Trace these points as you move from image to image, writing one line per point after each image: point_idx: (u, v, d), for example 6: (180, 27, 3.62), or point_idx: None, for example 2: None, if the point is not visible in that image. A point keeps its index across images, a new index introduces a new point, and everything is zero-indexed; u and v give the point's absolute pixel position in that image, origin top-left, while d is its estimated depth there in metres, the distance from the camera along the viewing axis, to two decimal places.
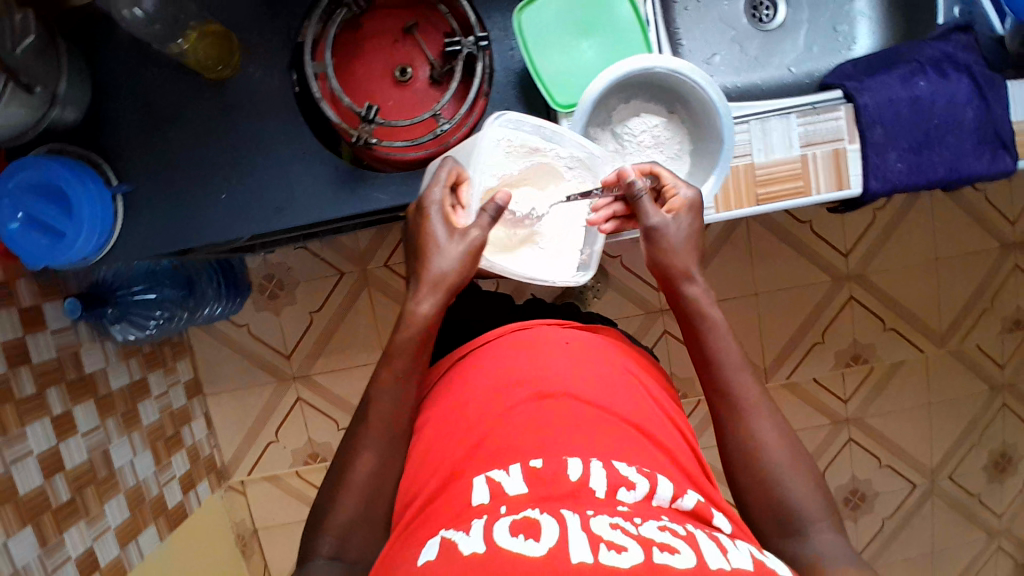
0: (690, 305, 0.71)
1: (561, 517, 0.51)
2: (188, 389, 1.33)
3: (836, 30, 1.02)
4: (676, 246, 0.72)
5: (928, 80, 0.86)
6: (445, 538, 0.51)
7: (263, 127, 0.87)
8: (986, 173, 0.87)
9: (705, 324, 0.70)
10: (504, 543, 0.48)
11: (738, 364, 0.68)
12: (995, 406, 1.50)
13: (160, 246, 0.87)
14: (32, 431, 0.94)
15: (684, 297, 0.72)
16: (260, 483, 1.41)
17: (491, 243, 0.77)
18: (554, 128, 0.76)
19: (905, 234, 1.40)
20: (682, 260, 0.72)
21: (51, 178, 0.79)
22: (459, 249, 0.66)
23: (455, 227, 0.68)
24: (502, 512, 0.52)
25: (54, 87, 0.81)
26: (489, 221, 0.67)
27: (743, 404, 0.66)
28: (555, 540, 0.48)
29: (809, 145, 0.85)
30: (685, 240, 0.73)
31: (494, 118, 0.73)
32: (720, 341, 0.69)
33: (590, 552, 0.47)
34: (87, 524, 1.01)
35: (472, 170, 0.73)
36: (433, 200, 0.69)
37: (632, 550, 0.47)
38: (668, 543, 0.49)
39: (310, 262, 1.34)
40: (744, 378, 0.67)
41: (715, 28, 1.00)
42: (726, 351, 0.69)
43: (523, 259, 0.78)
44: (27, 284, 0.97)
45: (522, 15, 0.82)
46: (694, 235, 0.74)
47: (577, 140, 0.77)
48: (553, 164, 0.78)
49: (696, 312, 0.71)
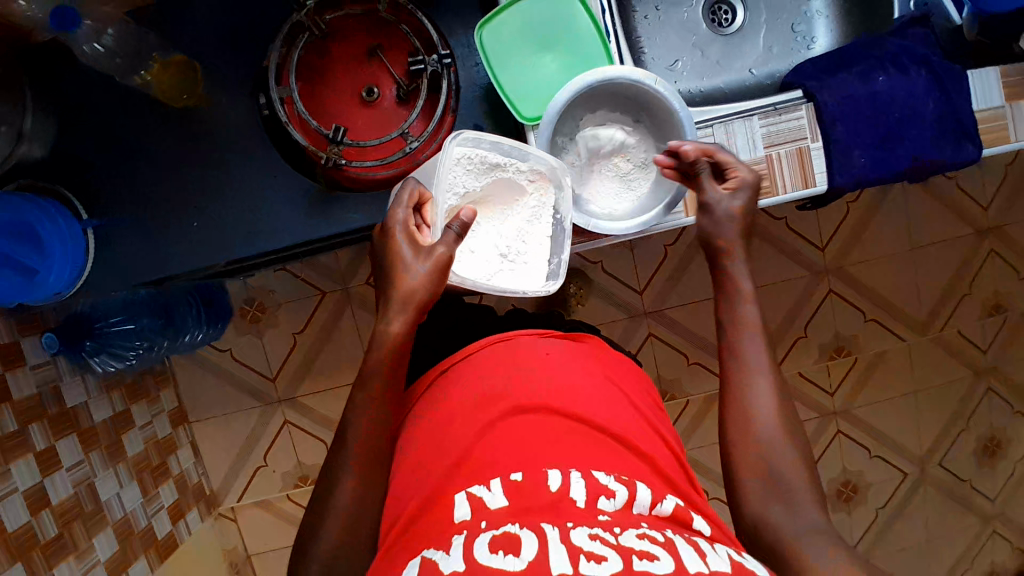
0: (727, 279, 0.71)
1: (541, 531, 0.51)
2: (173, 418, 1.33)
3: (794, 30, 1.04)
4: (723, 218, 0.73)
5: (887, 76, 0.88)
6: (427, 558, 0.51)
7: (231, 155, 0.87)
8: (951, 163, 0.88)
9: (736, 297, 0.70)
10: (485, 560, 0.48)
11: (760, 338, 0.68)
12: (980, 390, 1.52)
13: (133, 278, 0.87)
14: (16, 469, 0.93)
15: (724, 272, 0.72)
16: (251, 508, 1.40)
17: (459, 260, 0.77)
18: (512, 143, 0.78)
19: (879, 225, 1.41)
20: (725, 235, 0.72)
21: (21, 214, 0.80)
22: (426, 267, 0.66)
23: (421, 246, 0.68)
24: (482, 528, 0.52)
25: (20, 123, 0.84)
26: (454, 238, 0.67)
27: (741, 386, 0.66)
28: (535, 554, 0.48)
29: (773, 146, 0.86)
30: (738, 217, 0.73)
31: (451, 138, 0.75)
32: (749, 312, 0.69)
33: (570, 563, 0.47)
34: (77, 560, 1.00)
35: (434, 190, 0.74)
36: (397, 220, 0.69)
37: (612, 560, 0.47)
38: (647, 551, 0.49)
39: (290, 284, 1.34)
40: (759, 356, 0.67)
41: (676, 35, 1.02)
42: (750, 326, 0.69)
43: (492, 272, 0.78)
44: (3, 322, 0.96)
45: (482, 32, 0.83)
46: (750, 213, 0.74)
47: (539, 154, 0.79)
48: (515, 178, 0.79)
49: (731, 285, 0.71)
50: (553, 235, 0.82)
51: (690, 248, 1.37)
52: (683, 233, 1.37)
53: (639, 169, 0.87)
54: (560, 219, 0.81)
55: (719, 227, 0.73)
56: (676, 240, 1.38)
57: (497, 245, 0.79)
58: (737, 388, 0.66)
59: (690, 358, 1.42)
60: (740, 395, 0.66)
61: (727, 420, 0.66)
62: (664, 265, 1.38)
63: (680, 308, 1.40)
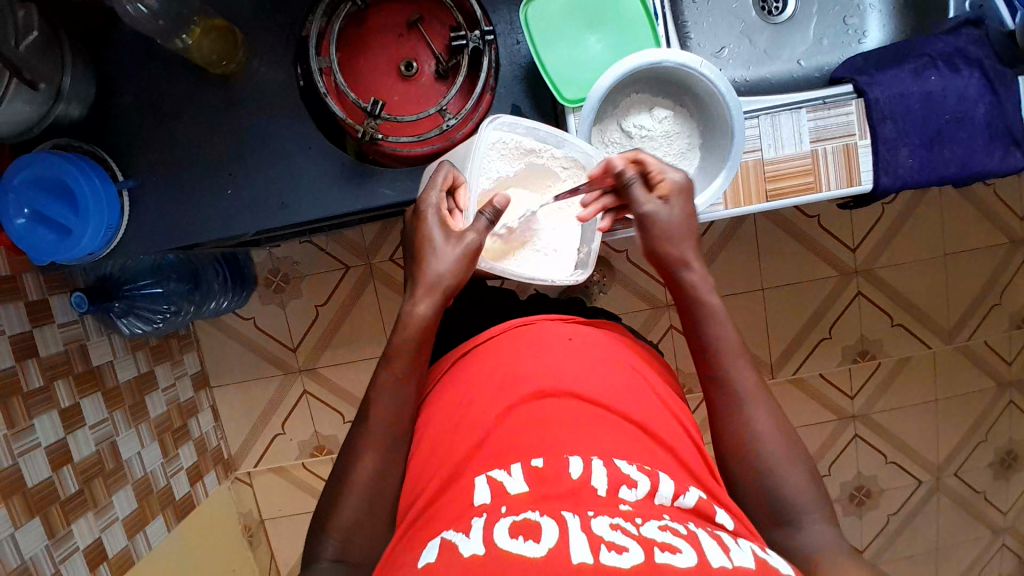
0: (688, 290, 0.68)
1: (561, 518, 0.50)
2: (195, 382, 1.34)
3: (845, 22, 1.01)
4: (672, 231, 0.69)
5: (940, 75, 0.85)
6: (446, 539, 0.51)
7: (267, 123, 0.87)
8: (997, 169, 0.86)
9: (705, 309, 0.67)
10: (504, 545, 0.48)
11: (738, 351, 0.66)
12: (1001, 403, 1.49)
13: (166, 241, 0.87)
14: (40, 424, 0.95)
15: (680, 283, 0.69)
16: (267, 474, 1.42)
17: (491, 248, 0.76)
18: (549, 129, 0.77)
19: (913, 229, 1.39)
20: (676, 247, 0.69)
21: (58, 172, 0.79)
22: (455, 253, 0.66)
23: (452, 231, 0.67)
24: (502, 512, 0.51)
25: (58, 82, 0.81)
26: (485, 225, 0.67)
27: (741, 393, 0.64)
28: (555, 541, 0.48)
29: (819, 141, 0.84)
30: (679, 224, 0.69)
31: (487, 121, 0.75)
32: (717, 330, 0.66)
33: (590, 552, 0.46)
34: (96, 515, 1.02)
35: (467, 174, 0.73)
36: (430, 203, 0.69)
37: (633, 551, 0.47)
38: (669, 543, 0.48)
39: (316, 257, 1.34)
40: (742, 364, 0.65)
41: (724, 21, 0.99)
42: (723, 344, 0.66)
43: (520, 260, 0.78)
44: (33, 278, 0.98)
45: (528, 8, 0.81)
46: (689, 216, 0.70)
47: (574, 141, 0.78)
48: (549, 165, 0.79)
49: (693, 297, 0.68)
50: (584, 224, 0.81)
51: (720, 241, 1.36)
52: (713, 226, 1.35)
53: (683, 154, 0.85)
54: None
55: (665, 239, 0.69)
56: (705, 233, 1.36)
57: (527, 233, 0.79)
58: (722, 408, 0.65)
59: None
60: (733, 393, 0.65)
61: (719, 431, 0.65)
62: None
63: None
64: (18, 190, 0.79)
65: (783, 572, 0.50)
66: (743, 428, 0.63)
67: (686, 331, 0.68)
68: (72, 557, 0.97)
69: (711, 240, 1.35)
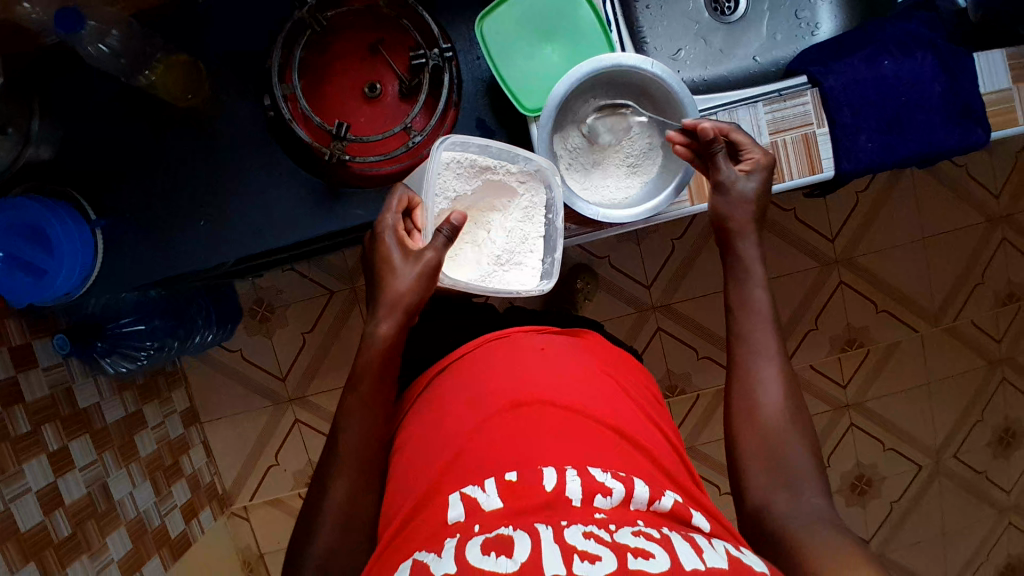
0: (738, 258, 0.73)
1: (534, 531, 0.49)
2: (185, 418, 1.34)
3: (798, 16, 1.03)
4: (737, 199, 0.74)
5: (893, 59, 0.87)
6: (418, 560, 0.50)
7: (236, 154, 0.88)
8: (957, 147, 0.87)
9: (745, 276, 0.72)
10: (475, 562, 0.47)
11: (767, 323, 0.70)
12: (993, 382, 1.50)
13: (140, 277, 0.88)
14: (30, 469, 0.94)
15: (732, 248, 0.74)
16: (264, 507, 1.40)
17: (455, 265, 0.77)
18: (500, 146, 0.76)
19: (890, 215, 1.40)
20: (739, 214, 0.74)
21: (34, 215, 0.80)
22: (414, 272, 0.67)
23: (410, 250, 0.68)
24: (475, 531, 0.51)
25: (26, 126, 0.84)
26: (444, 242, 0.67)
27: (754, 360, 0.68)
28: (527, 555, 0.47)
29: (778, 132, 0.85)
30: (750, 196, 0.74)
31: (438, 144, 0.73)
32: (755, 295, 0.71)
33: (563, 564, 0.46)
34: (91, 558, 1.01)
35: (423, 194, 0.74)
36: (387, 225, 0.70)
37: (606, 560, 0.46)
38: (643, 548, 0.48)
39: (299, 284, 1.35)
40: (766, 337, 0.69)
41: (679, 23, 1.01)
42: (756, 311, 0.70)
43: (485, 276, 0.78)
44: (16, 325, 0.98)
45: (483, 24, 0.83)
46: (763, 194, 0.75)
47: (527, 155, 0.78)
48: (505, 180, 0.78)
49: (742, 265, 0.73)
50: (547, 235, 0.81)
51: (699, 240, 1.37)
52: (690, 225, 1.37)
53: (644, 154, 0.86)
54: (553, 218, 0.80)
55: (732, 205, 0.74)
56: (685, 232, 1.37)
57: (490, 248, 0.79)
58: (741, 367, 0.68)
59: (700, 352, 1.41)
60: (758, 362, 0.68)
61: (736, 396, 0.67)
62: (672, 257, 1.37)
63: (689, 301, 1.39)
64: None
65: (758, 570, 0.49)
66: (753, 388, 0.66)
67: (728, 287, 0.73)
68: None
69: (690, 239, 1.37)
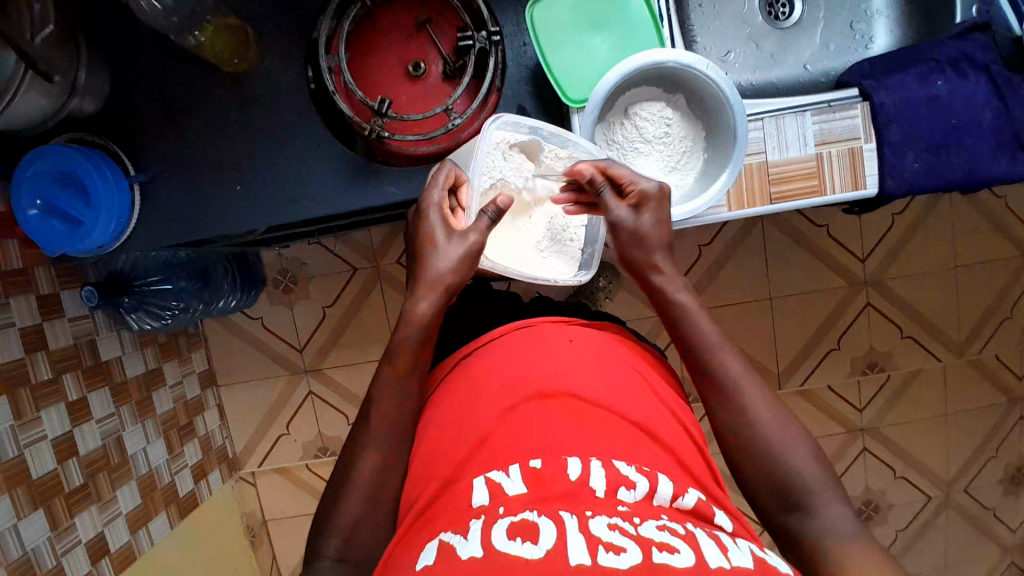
0: (659, 292, 0.69)
1: (559, 519, 0.49)
2: (202, 379, 1.35)
3: (852, 28, 1.01)
4: (632, 242, 0.70)
5: (946, 80, 0.85)
6: (444, 541, 0.50)
7: (278, 122, 0.88)
8: (1004, 176, 0.86)
9: (682, 307, 0.67)
10: (502, 546, 0.47)
11: (724, 343, 0.65)
12: (1012, 419, 1.47)
13: (176, 236, 0.89)
14: (47, 416, 0.96)
15: (651, 286, 0.69)
16: (271, 474, 1.42)
17: (497, 246, 0.77)
18: (552, 129, 0.77)
19: (924, 239, 1.37)
20: (642, 254, 0.70)
21: (71, 164, 0.81)
22: (459, 250, 0.67)
23: (454, 230, 0.68)
24: (501, 514, 0.50)
25: (74, 76, 0.83)
26: (488, 224, 0.68)
27: (727, 384, 0.62)
28: (553, 542, 0.47)
29: (824, 144, 0.84)
30: (648, 231, 0.69)
31: (492, 121, 0.75)
32: (698, 328, 0.66)
33: (588, 554, 0.45)
34: (99, 509, 1.03)
35: (470, 172, 0.74)
36: (432, 201, 0.69)
37: (631, 552, 0.46)
38: (668, 542, 0.47)
39: (324, 257, 1.35)
40: (726, 355, 0.64)
41: (731, 25, 1.00)
42: (704, 330, 0.65)
43: (524, 260, 0.79)
44: (45, 272, 0.99)
45: (534, 9, 0.82)
46: (660, 223, 0.70)
47: (577, 142, 0.78)
48: (552, 165, 0.80)
49: (668, 298, 0.68)
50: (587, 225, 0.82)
51: (729, 248, 1.35)
52: (721, 232, 1.35)
53: (687, 155, 0.85)
54: None
55: (634, 244, 0.70)
56: (714, 238, 1.36)
57: (531, 232, 0.80)
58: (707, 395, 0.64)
59: None
60: (735, 396, 0.62)
61: (716, 419, 0.63)
62: (699, 264, 1.36)
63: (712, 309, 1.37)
64: (32, 181, 0.80)
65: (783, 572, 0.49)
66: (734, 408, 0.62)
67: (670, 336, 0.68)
68: (74, 550, 0.97)
69: (720, 246, 1.35)
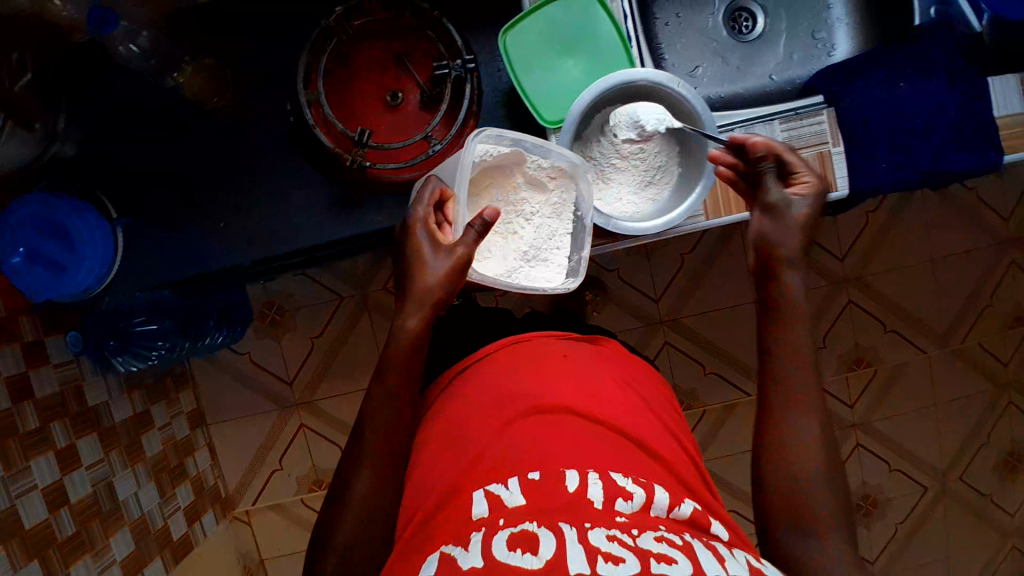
0: (783, 291, 0.71)
1: (559, 530, 0.50)
2: (191, 420, 1.34)
3: (814, 37, 1.04)
4: (787, 226, 0.73)
5: (909, 81, 0.90)
6: (446, 553, 0.51)
7: (257, 157, 0.89)
8: (970, 166, 0.88)
9: (791, 311, 0.70)
10: (502, 556, 0.48)
11: (807, 358, 0.69)
12: (1000, 405, 1.50)
13: (158, 275, 0.89)
14: (37, 465, 0.94)
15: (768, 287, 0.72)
16: (266, 512, 1.40)
17: (484, 259, 0.79)
18: (534, 141, 0.77)
19: (899, 236, 1.41)
20: (789, 244, 0.72)
21: (55, 210, 0.80)
22: (447, 264, 0.67)
23: (441, 244, 0.68)
24: (501, 525, 0.51)
25: (53, 123, 0.86)
26: (474, 237, 0.67)
27: (796, 397, 0.67)
28: (553, 552, 0.48)
29: (794, 150, 0.86)
30: (798, 221, 0.73)
31: (473, 136, 0.74)
32: (794, 332, 0.69)
33: (587, 564, 0.46)
34: (93, 559, 1.01)
35: (455, 187, 0.74)
36: (418, 217, 0.71)
37: (629, 562, 0.47)
38: (665, 554, 0.48)
39: (310, 288, 1.35)
40: (805, 371, 0.68)
41: (696, 41, 1.03)
42: (795, 339, 0.69)
43: (512, 272, 0.79)
44: (30, 319, 0.98)
45: (507, 36, 0.85)
46: (814, 219, 0.74)
47: (560, 151, 0.78)
48: (536, 176, 0.80)
49: (786, 297, 0.71)
50: (574, 233, 0.82)
51: (709, 255, 1.38)
52: (701, 239, 1.37)
53: (662, 170, 0.86)
54: (580, 216, 0.81)
55: (777, 238, 0.73)
56: (695, 247, 1.38)
57: (516, 244, 0.80)
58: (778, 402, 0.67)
59: (707, 367, 1.41)
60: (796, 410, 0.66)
61: (773, 428, 0.67)
62: (681, 273, 1.38)
63: (697, 316, 1.39)
64: (14, 230, 0.78)
65: None
66: (793, 421, 0.66)
67: (760, 327, 0.72)
68: None
69: (701, 253, 1.37)
